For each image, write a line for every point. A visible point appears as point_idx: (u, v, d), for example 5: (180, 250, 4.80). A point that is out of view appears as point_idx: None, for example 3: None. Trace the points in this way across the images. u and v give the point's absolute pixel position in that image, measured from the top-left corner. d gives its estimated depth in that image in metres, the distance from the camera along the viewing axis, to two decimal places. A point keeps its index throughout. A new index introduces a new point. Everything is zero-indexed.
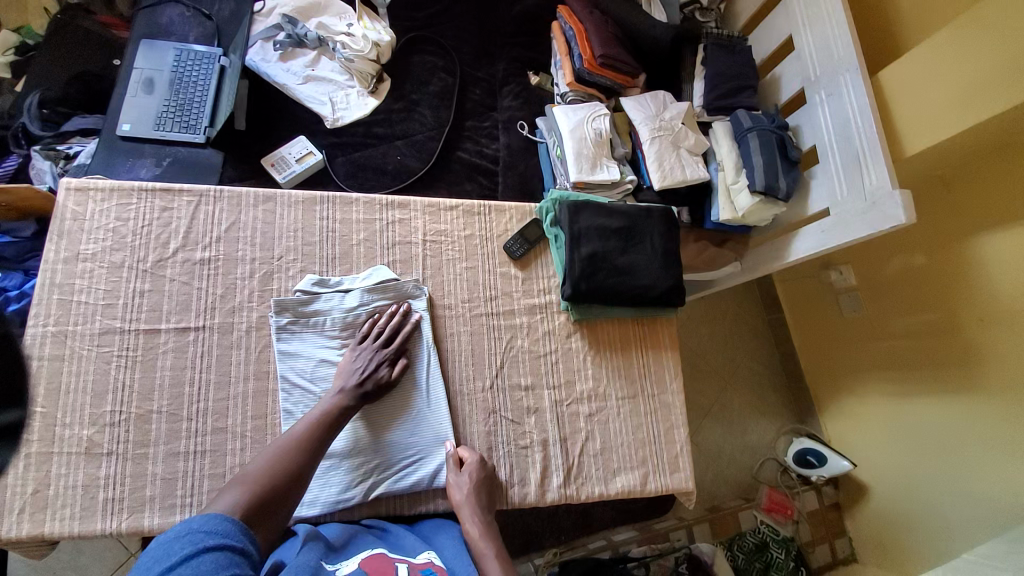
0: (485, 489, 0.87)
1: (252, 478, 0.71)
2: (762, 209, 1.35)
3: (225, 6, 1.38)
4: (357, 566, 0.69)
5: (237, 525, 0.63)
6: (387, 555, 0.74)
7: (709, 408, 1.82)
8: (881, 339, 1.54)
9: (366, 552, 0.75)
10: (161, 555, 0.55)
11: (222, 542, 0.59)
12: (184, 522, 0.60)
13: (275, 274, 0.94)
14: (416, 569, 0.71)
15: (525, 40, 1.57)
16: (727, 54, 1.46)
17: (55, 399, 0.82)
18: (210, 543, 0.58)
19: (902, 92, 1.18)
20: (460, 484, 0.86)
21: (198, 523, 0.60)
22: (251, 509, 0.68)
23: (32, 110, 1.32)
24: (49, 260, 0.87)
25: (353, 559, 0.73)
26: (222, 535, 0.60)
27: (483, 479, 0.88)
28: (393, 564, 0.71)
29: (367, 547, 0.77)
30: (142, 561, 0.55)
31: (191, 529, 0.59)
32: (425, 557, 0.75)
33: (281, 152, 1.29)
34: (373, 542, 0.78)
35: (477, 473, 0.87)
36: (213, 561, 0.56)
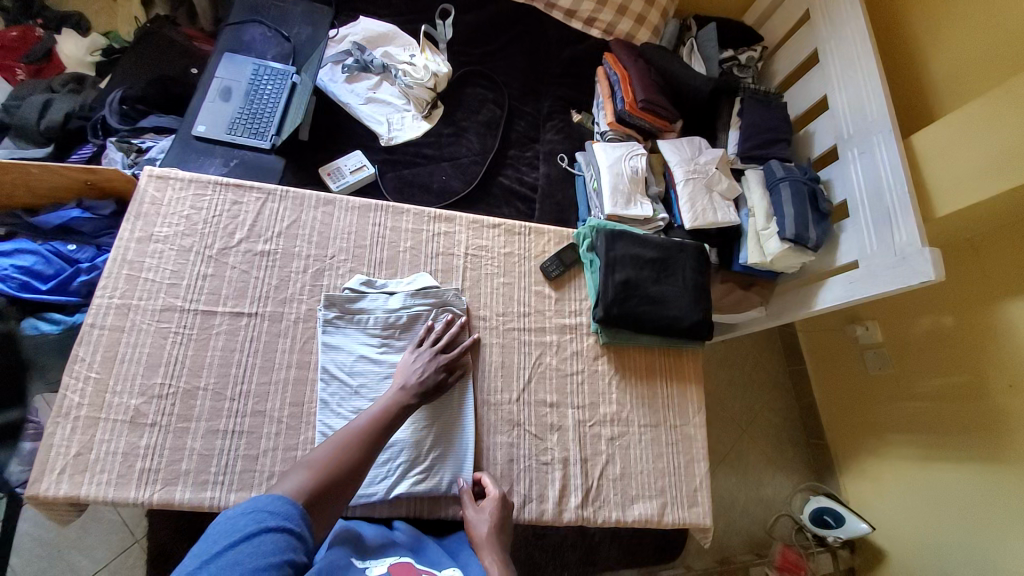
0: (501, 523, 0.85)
1: (315, 464, 0.74)
2: (791, 256, 1.38)
3: (303, 30, 1.51)
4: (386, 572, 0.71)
5: (296, 507, 0.66)
6: (415, 566, 0.75)
7: (724, 454, 1.78)
8: (905, 398, 1.52)
9: (395, 560, 0.76)
10: (226, 530, 0.59)
11: (282, 523, 0.62)
12: (249, 500, 0.64)
13: (326, 272, 1.00)
14: None
15: (571, 81, 1.68)
16: (764, 108, 1.53)
17: (110, 367, 0.87)
18: (271, 523, 0.62)
19: (933, 155, 1.22)
20: (480, 516, 0.85)
21: (263, 503, 0.63)
22: (313, 494, 0.70)
23: (113, 105, 1.44)
24: (124, 238, 0.94)
25: (382, 562, 0.74)
26: (283, 517, 0.63)
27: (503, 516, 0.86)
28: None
29: (395, 553, 0.77)
30: (209, 533, 0.60)
31: (255, 508, 0.63)
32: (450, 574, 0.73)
33: (338, 163, 1.39)
34: (401, 549, 0.79)
35: (498, 507, 0.86)
36: (272, 542, 0.60)
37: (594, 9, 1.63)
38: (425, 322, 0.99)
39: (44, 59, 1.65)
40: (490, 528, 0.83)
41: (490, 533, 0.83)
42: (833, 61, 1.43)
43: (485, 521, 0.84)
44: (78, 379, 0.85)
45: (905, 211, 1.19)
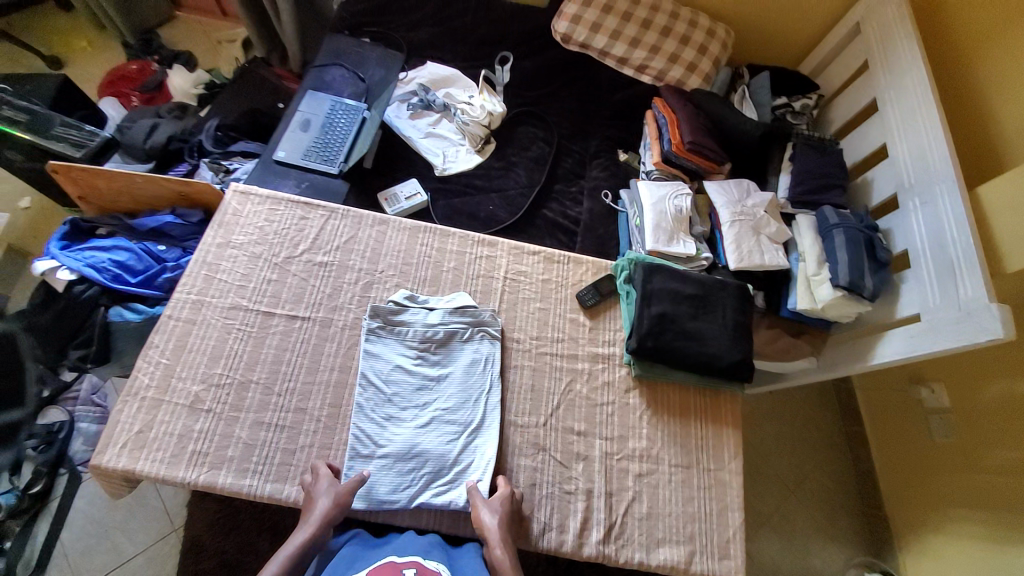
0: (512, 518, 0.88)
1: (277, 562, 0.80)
2: (845, 305, 1.32)
3: (377, 73, 1.69)
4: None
5: None
6: (396, 563, 0.75)
7: (767, 517, 1.64)
8: (973, 472, 1.37)
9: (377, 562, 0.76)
10: None
11: None
12: None
13: (375, 285, 1.07)
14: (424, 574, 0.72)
15: (620, 123, 1.74)
16: (817, 154, 1.51)
17: (179, 355, 0.96)
18: None
19: (1001, 208, 1.16)
20: (492, 505, 0.87)
21: None
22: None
23: (210, 131, 1.66)
24: (207, 243, 1.07)
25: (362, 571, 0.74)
26: None
27: (513, 511, 0.88)
28: (400, 569, 0.73)
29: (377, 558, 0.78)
30: None
31: None
32: (433, 565, 0.76)
33: (395, 189, 1.51)
34: (383, 554, 0.79)
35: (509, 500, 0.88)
36: None
37: (645, 57, 1.68)
38: (460, 338, 1.03)
39: (156, 89, 1.96)
40: (499, 519, 0.85)
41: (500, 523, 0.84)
42: (892, 109, 1.40)
43: (494, 512, 0.86)
44: (150, 364, 0.95)
45: (971, 265, 1.12)
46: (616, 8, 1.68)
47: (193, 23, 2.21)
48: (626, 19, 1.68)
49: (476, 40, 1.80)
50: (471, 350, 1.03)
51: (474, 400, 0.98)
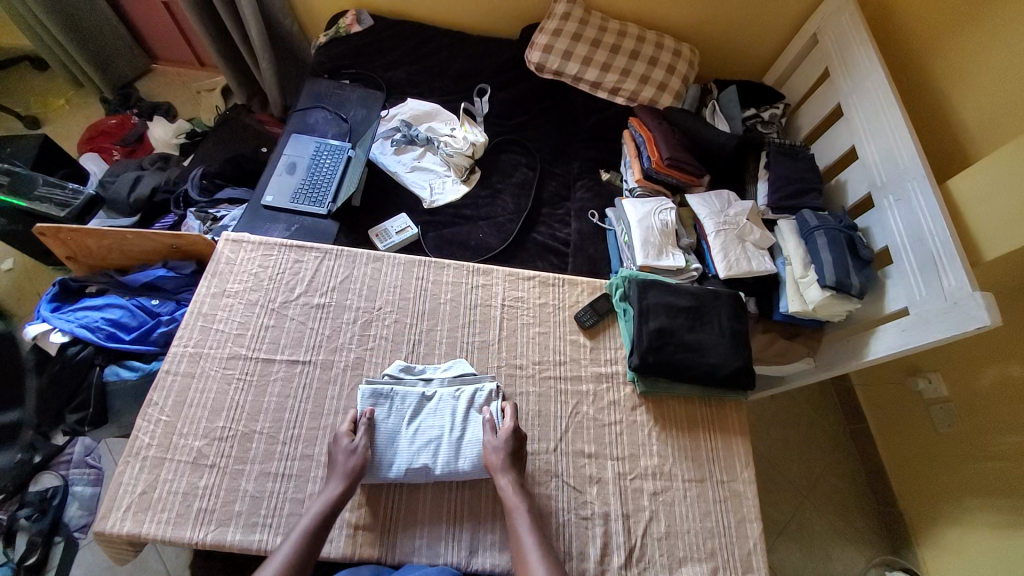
0: (518, 455, 0.94)
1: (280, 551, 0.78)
2: (835, 304, 1.35)
3: (359, 112, 1.73)
4: None
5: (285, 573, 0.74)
6: None
7: (785, 525, 1.63)
8: (978, 459, 1.39)
9: None
10: None
11: None
12: None
13: (374, 322, 1.08)
14: None
15: (599, 144, 1.79)
16: (791, 160, 1.57)
17: (179, 411, 0.95)
18: None
19: (974, 200, 1.21)
20: (496, 442, 0.93)
21: None
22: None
23: (195, 180, 1.65)
24: (202, 293, 1.06)
25: None
26: None
27: (516, 445, 0.94)
28: None
29: None
30: None
31: None
32: None
33: (385, 225, 1.53)
34: None
35: (512, 436, 0.93)
36: None
37: (617, 80, 1.76)
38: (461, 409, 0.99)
39: (137, 141, 1.97)
40: (502, 455, 0.92)
41: (502, 459, 0.91)
42: (857, 113, 1.46)
43: (499, 450, 0.92)
44: (149, 422, 0.93)
45: (950, 256, 1.16)
46: (585, 35, 1.75)
47: (171, 74, 2.24)
48: (595, 45, 1.76)
49: (453, 75, 1.85)
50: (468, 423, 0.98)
51: (464, 454, 0.95)
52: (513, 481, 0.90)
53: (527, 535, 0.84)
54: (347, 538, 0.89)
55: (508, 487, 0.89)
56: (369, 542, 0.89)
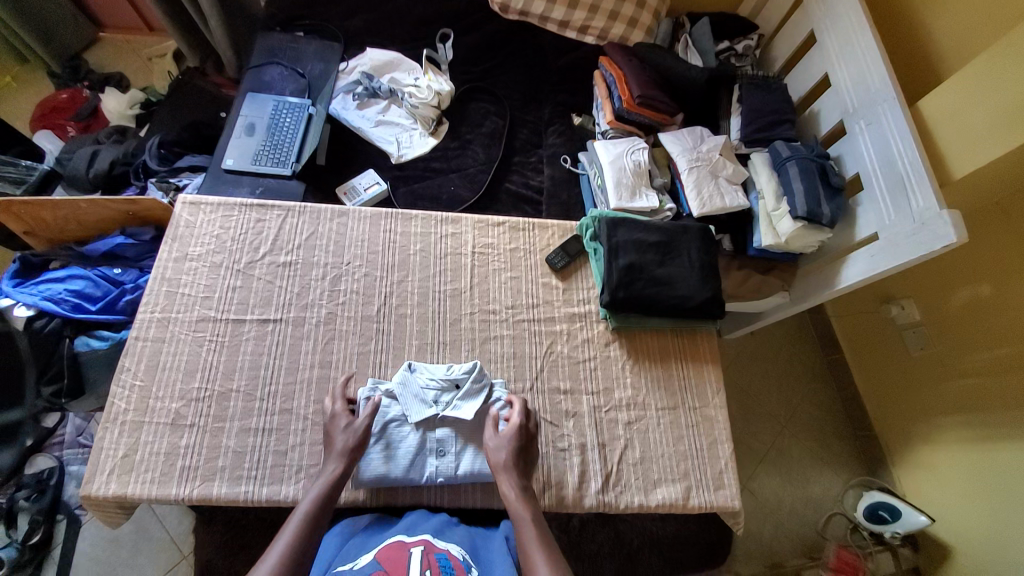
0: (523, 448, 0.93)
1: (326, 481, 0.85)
2: (807, 236, 1.34)
3: (316, 67, 1.63)
4: (373, 557, 0.77)
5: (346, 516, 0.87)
6: (403, 543, 0.81)
7: (764, 453, 1.68)
8: (950, 379, 1.45)
9: (385, 543, 0.82)
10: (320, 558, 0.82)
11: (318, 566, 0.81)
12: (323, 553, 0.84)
13: (343, 276, 1.09)
14: (431, 551, 0.79)
15: (569, 86, 1.74)
16: (764, 92, 1.53)
17: (153, 375, 0.97)
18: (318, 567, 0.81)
19: (943, 119, 1.17)
20: (501, 440, 0.92)
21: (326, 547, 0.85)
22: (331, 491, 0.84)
23: (152, 150, 1.57)
24: (164, 259, 1.07)
25: (371, 550, 0.80)
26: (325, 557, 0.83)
27: (524, 440, 0.93)
28: (408, 549, 0.79)
29: (388, 537, 0.84)
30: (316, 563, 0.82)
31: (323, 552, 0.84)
32: (443, 544, 0.82)
33: (353, 182, 1.49)
34: (394, 532, 0.85)
35: (518, 433, 0.92)
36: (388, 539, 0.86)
37: (586, 17, 1.65)
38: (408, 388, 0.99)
39: (91, 116, 1.87)
40: (507, 455, 0.90)
41: (507, 459, 0.90)
42: (830, 38, 1.41)
43: (502, 449, 0.91)
44: (123, 388, 0.96)
45: (919, 176, 1.13)
46: None
47: (119, 42, 2.09)
48: None
49: (414, 21, 1.76)
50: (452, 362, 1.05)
51: (467, 453, 0.97)
52: (513, 484, 0.87)
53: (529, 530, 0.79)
54: None
55: (509, 492, 0.86)
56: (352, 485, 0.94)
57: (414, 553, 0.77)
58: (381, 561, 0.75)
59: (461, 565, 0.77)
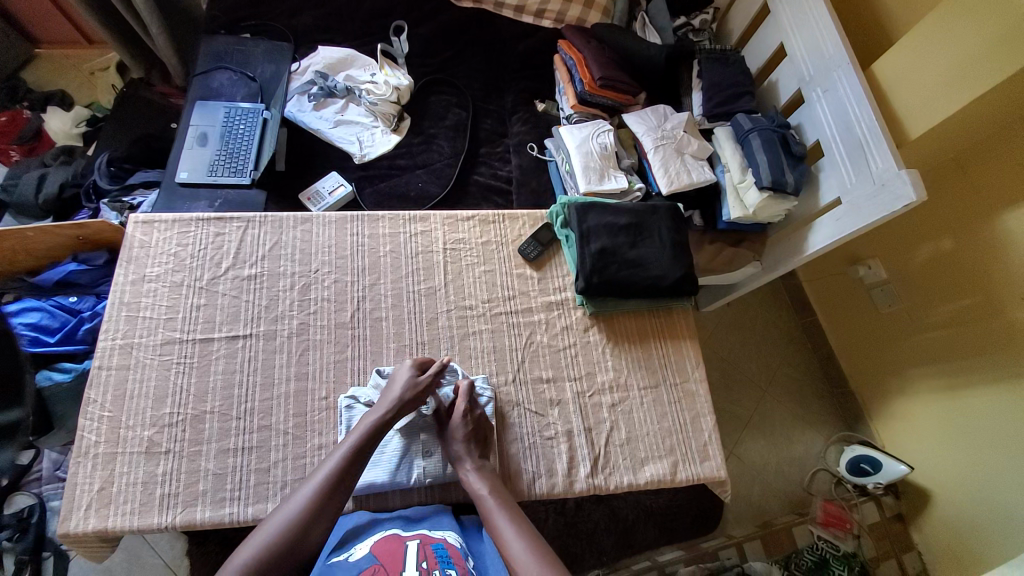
0: (478, 433, 0.94)
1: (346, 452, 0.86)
2: (773, 205, 1.35)
3: (267, 69, 1.57)
4: (369, 549, 0.77)
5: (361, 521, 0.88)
6: (400, 536, 0.81)
7: (748, 419, 1.73)
8: (918, 331, 1.50)
9: (381, 535, 0.82)
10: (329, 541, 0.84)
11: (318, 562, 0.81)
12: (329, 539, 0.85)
13: (313, 285, 1.06)
14: (428, 542, 0.79)
15: (531, 72, 1.72)
16: (722, 65, 1.53)
17: (121, 404, 0.93)
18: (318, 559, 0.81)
19: (898, 82, 1.20)
20: (450, 430, 0.93)
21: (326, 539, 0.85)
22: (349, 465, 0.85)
23: (102, 168, 1.49)
24: (120, 282, 1.02)
25: (367, 543, 0.80)
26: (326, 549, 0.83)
27: (478, 425, 0.95)
28: (404, 542, 0.79)
29: (382, 530, 0.84)
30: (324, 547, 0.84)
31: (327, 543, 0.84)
32: (439, 534, 0.83)
33: (316, 187, 1.44)
34: (389, 525, 0.86)
35: (467, 420, 0.94)
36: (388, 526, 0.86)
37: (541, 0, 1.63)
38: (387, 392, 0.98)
39: (35, 137, 1.76)
40: (461, 441, 0.92)
41: (462, 446, 0.92)
42: (783, 8, 1.42)
43: (458, 435, 0.93)
44: (92, 419, 0.92)
45: (877, 139, 1.16)
46: None
47: (57, 57, 1.97)
48: None
49: (366, 15, 1.71)
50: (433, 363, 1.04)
51: None
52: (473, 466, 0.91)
53: (496, 514, 0.84)
54: None
55: (468, 472, 0.90)
56: None
57: (410, 549, 0.76)
58: (378, 557, 0.75)
59: (459, 552, 0.79)
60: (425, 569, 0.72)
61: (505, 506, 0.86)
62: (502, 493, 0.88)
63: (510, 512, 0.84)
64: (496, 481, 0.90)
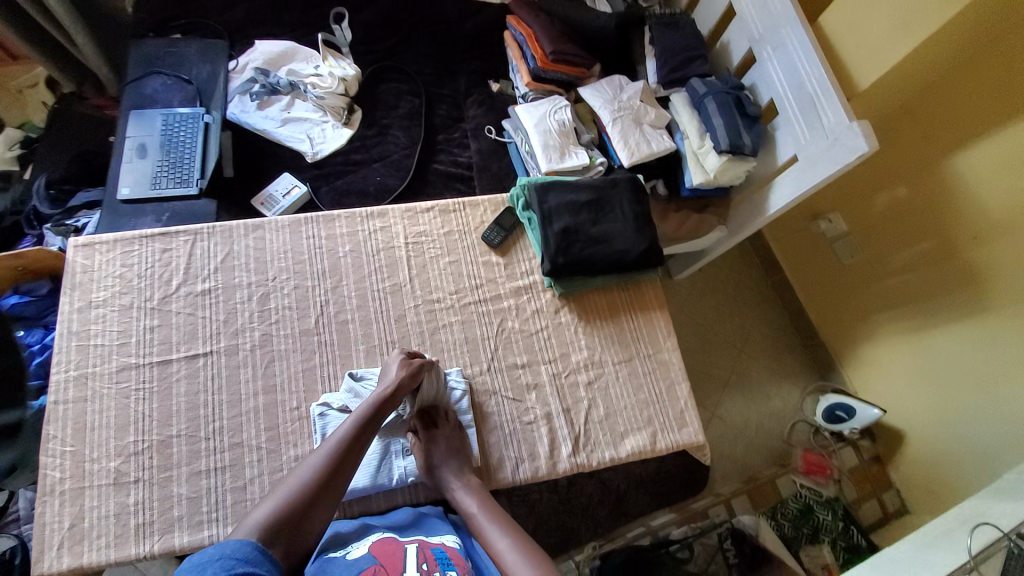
0: (458, 448, 0.94)
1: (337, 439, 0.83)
2: (732, 168, 1.36)
3: (202, 69, 1.48)
4: (367, 549, 0.77)
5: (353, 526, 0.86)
6: (397, 540, 0.80)
7: (726, 380, 1.77)
8: (880, 278, 1.55)
9: (377, 538, 0.81)
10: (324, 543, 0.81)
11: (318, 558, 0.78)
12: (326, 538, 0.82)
13: (272, 294, 1.03)
14: (428, 546, 0.80)
15: (481, 52, 1.67)
16: (673, 30, 1.51)
17: (82, 437, 0.90)
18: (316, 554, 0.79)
19: (843, 34, 1.20)
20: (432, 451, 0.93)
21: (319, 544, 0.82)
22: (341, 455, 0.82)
23: (41, 192, 1.42)
24: (65, 311, 0.97)
25: (364, 545, 0.79)
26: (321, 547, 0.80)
27: (458, 442, 0.95)
28: (403, 545, 0.78)
29: (377, 532, 0.84)
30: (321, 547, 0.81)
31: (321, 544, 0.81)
32: (438, 539, 0.83)
33: (268, 191, 1.39)
34: (382, 529, 0.85)
35: (449, 440, 0.94)
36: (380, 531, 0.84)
37: None
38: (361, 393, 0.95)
39: None
40: (445, 460, 0.92)
41: (447, 465, 0.92)
42: None
43: (440, 455, 0.92)
44: (53, 457, 0.88)
45: (827, 93, 1.16)
46: None
47: None
48: None
49: (303, 4, 1.63)
50: None
51: None
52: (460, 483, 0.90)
53: (488, 527, 0.85)
54: None
55: (456, 488, 0.90)
56: None
57: (410, 553, 0.76)
58: (377, 557, 0.74)
59: (458, 554, 0.80)
60: (426, 570, 0.73)
61: (495, 518, 0.87)
62: (491, 506, 0.89)
63: (501, 523, 0.86)
64: (483, 495, 0.90)
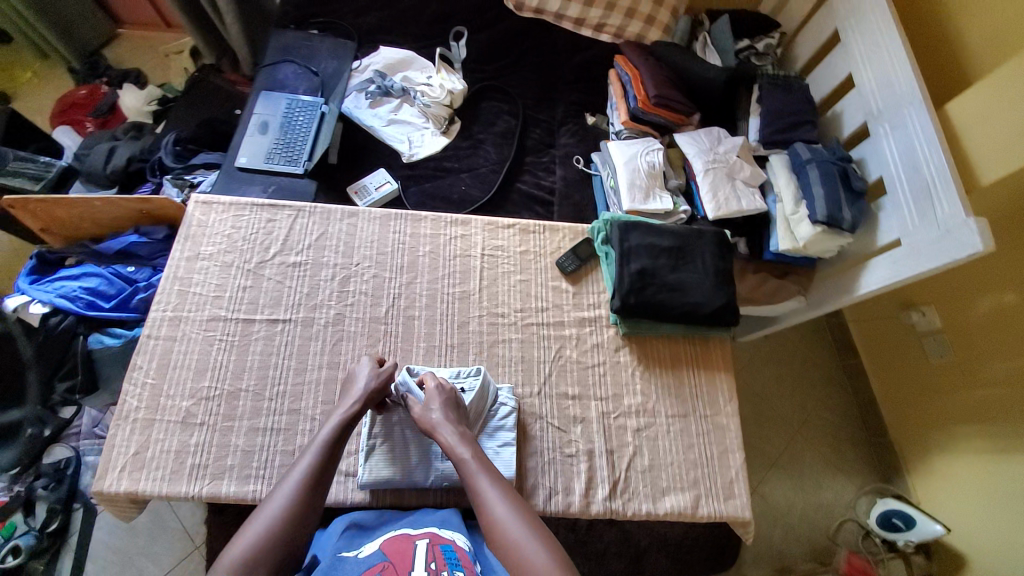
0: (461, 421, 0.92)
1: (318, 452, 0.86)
2: (825, 240, 1.29)
3: (330, 64, 1.63)
4: (379, 547, 0.78)
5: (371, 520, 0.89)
6: (408, 537, 0.81)
7: (776, 459, 1.65)
8: (969, 389, 1.40)
9: (390, 535, 0.82)
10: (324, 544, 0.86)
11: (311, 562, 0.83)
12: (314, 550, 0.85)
13: (352, 278, 1.09)
14: (436, 543, 0.78)
15: (584, 86, 1.71)
16: (785, 93, 1.48)
17: (164, 373, 0.98)
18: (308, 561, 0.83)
19: (972, 123, 1.12)
20: (443, 421, 0.89)
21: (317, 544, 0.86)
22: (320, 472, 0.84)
23: (168, 147, 1.59)
24: (176, 258, 1.08)
25: (376, 542, 0.81)
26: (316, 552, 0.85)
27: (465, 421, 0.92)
28: (413, 542, 0.78)
29: (392, 529, 0.85)
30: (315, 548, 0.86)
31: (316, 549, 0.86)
32: (448, 536, 0.82)
33: (364, 181, 1.48)
34: (400, 526, 0.86)
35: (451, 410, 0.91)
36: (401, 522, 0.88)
37: (603, 15, 1.63)
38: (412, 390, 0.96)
39: (109, 112, 1.89)
40: (456, 432, 0.88)
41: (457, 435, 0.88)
42: (853, 38, 1.36)
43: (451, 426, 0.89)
44: (135, 385, 0.97)
45: (944, 183, 1.08)
46: None
47: (138, 38, 2.11)
48: None
49: (429, 20, 1.76)
50: (460, 365, 1.04)
51: None
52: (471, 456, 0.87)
53: (500, 503, 0.81)
54: (340, 484, 0.95)
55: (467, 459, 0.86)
56: (358, 487, 0.94)
57: (420, 548, 0.76)
58: (388, 556, 0.75)
59: (468, 557, 0.77)
60: (433, 570, 0.71)
61: (510, 498, 0.82)
62: (507, 483, 0.85)
63: (517, 508, 0.81)
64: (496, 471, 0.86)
